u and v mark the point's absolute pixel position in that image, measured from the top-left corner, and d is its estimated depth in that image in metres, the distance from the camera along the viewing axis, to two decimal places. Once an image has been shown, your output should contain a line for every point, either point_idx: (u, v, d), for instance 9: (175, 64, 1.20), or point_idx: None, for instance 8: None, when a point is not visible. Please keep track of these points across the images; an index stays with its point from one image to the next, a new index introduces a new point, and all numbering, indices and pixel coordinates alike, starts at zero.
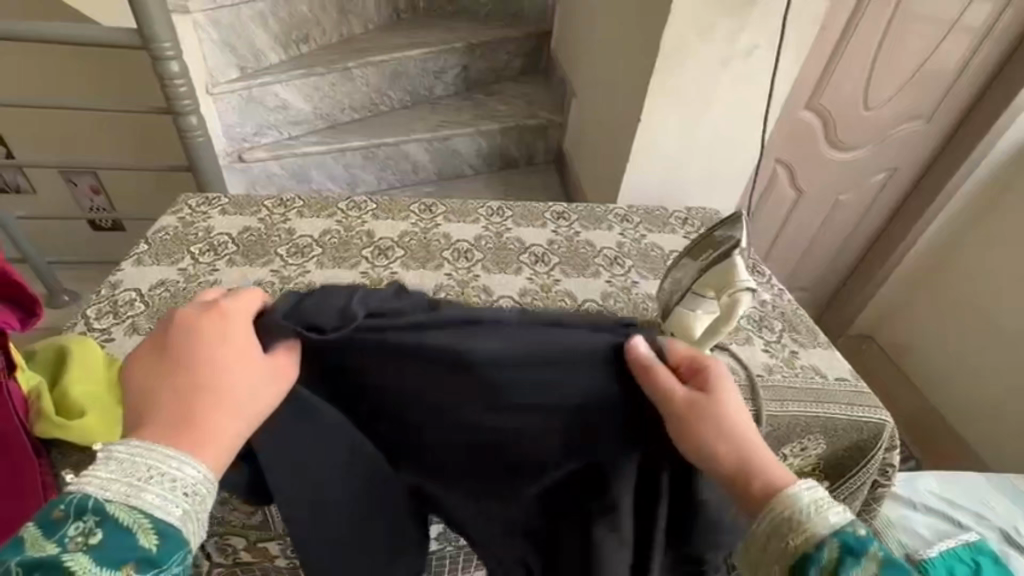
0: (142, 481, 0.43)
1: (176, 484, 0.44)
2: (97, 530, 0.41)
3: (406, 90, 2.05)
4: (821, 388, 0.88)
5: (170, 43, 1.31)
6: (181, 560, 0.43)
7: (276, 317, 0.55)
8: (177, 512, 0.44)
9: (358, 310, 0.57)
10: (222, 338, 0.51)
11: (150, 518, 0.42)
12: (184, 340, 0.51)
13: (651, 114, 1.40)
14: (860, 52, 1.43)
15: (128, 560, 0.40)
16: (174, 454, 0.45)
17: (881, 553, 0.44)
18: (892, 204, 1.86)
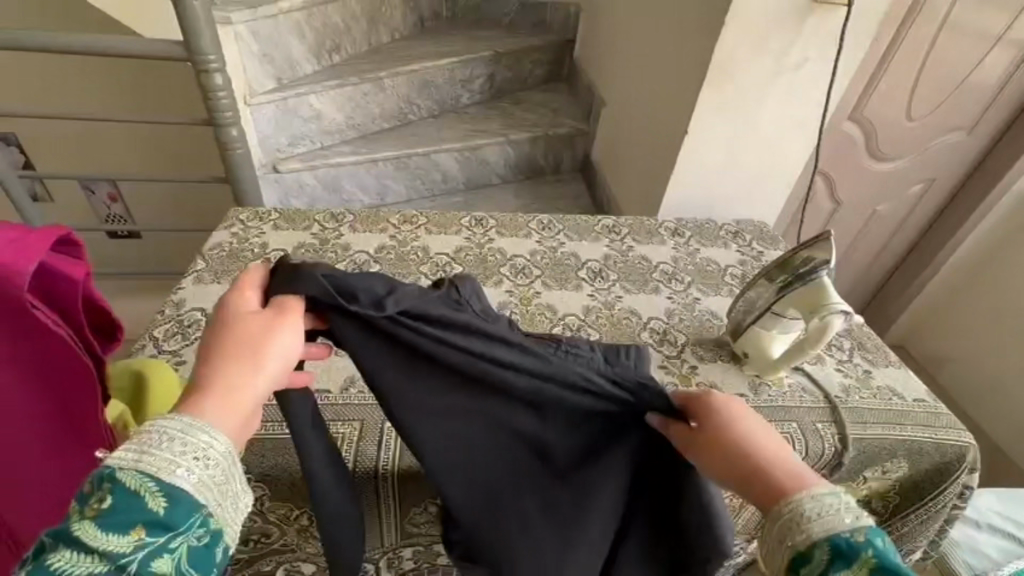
0: (155, 449, 0.44)
1: (190, 451, 0.44)
2: (108, 495, 0.41)
3: (434, 99, 2.03)
4: (901, 409, 0.87)
5: (215, 55, 1.30)
6: (194, 523, 0.43)
7: (312, 274, 0.55)
8: (188, 475, 0.44)
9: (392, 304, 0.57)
10: (273, 324, 0.52)
11: (159, 482, 0.42)
12: (237, 315, 0.52)
13: (698, 126, 1.39)
14: (907, 64, 1.43)
15: (138, 523, 0.40)
16: (201, 426, 0.46)
17: (877, 557, 0.43)
18: (929, 215, 1.84)
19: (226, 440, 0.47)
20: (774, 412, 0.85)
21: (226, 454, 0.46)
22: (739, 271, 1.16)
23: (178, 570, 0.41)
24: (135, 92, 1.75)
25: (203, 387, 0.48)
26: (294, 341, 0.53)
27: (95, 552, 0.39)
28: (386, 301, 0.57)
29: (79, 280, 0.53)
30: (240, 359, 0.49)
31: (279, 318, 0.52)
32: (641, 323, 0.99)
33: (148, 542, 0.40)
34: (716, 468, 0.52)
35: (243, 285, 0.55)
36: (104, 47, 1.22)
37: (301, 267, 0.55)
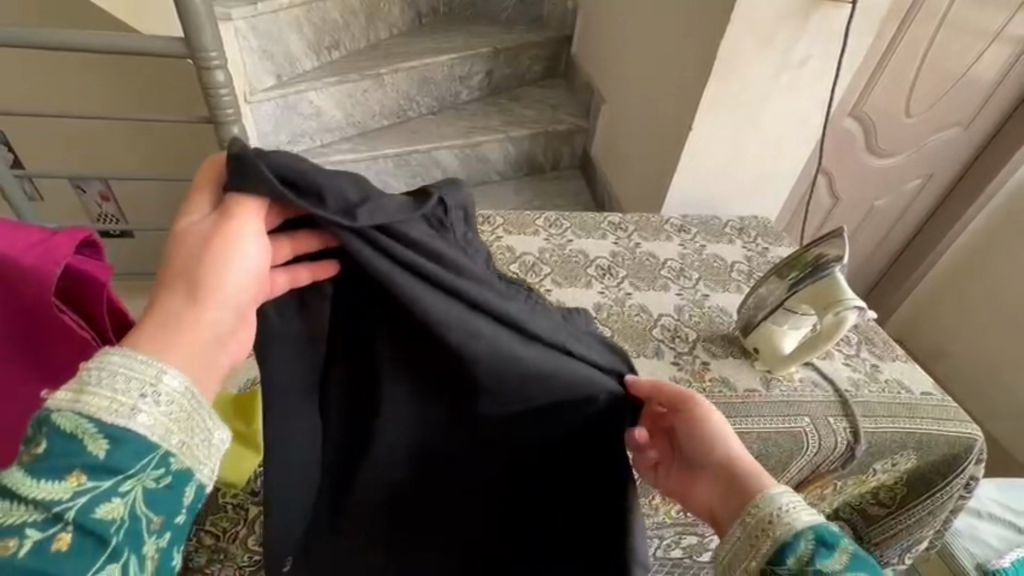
0: (94, 388, 0.41)
1: (133, 389, 0.42)
2: (45, 440, 0.39)
3: (433, 96, 2.02)
4: (910, 403, 0.89)
5: (216, 52, 1.28)
6: (145, 464, 0.41)
7: (255, 169, 0.47)
8: (135, 416, 0.42)
9: (360, 216, 0.50)
10: (223, 234, 0.49)
11: (96, 425, 0.40)
12: (187, 230, 0.50)
13: (701, 122, 1.40)
14: (906, 60, 1.44)
15: (75, 469, 0.39)
16: (144, 355, 0.45)
17: (851, 547, 0.47)
18: (926, 209, 1.87)
19: (177, 372, 0.45)
20: (787, 407, 0.86)
21: (182, 390, 0.44)
22: (745, 267, 1.17)
23: (129, 512, 0.40)
24: (131, 90, 1.73)
25: (157, 310, 0.48)
26: (250, 252, 0.50)
27: (30, 501, 0.38)
28: (353, 221, 0.50)
29: (105, 285, 0.53)
30: (191, 281, 0.48)
31: (228, 226, 0.49)
32: (652, 320, 1.00)
33: (88, 488, 0.39)
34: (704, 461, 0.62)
35: (196, 193, 0.52)
36: (103, 43, 1.20)
37: (244, 155, 0.48)
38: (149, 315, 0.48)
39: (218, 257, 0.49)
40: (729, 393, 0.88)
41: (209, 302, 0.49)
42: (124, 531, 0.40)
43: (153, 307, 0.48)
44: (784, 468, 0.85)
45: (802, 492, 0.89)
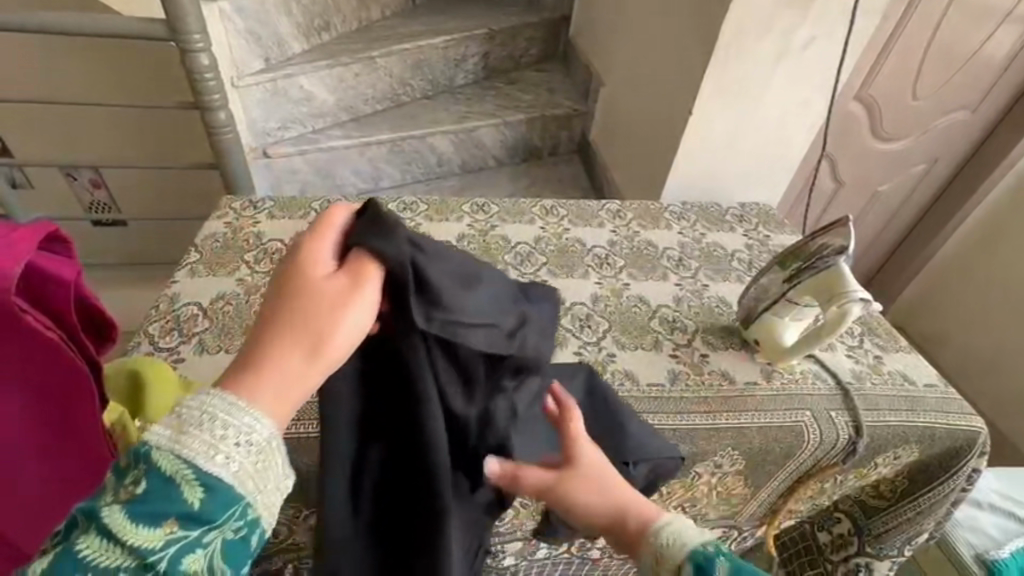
0: (198, 430, 0.40)
1: (232, 435, 0.40)
2: (144, 480, 0.38)
3: (427, 79, 1.97)
4: (913, 395, 0.87)
5: (200, 34, 1.24)
6: (233, 516, 0.39)
7: (397, 248, 0.49)
8: (227, 462, 0.40)
9: (432, 321, 0.52)
10: (352, 297, 0.46)
11: (193, 470, 0.38)
12: (312, 279, 0.46)
13: (703, 106, 1.36)
14: (914, 41, 1.40)
15: (169, 515, 0.37)
16: (251, 411, 0.41)
17: (727, 564, 0.50)
18: (930, 194, 1.84)
19: (276, 427, 0.42)
20: (790, 400, 0.84)
21: (271, 439, 0.42)
22: (745, 256, 1.14)
23: (209, 566, 0.39)
24: (116, 76, 1.68)
25: (267, 365, 0.43)
26: (369, 320, 0.47)
27: (123, 546, 0.36)
28: (428, 322, 0.52)
29: (71, 282, 0.53)
30: (308, 340, 0.44)
31: (357, 290, 0.47)
32: (651, 311, 0.98)
33: (179, 537, 0.37)
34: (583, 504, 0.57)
35: (320, 239, 0.49)
36: (81, 26, 1.16)
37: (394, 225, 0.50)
38: (260, 371, 0.43)
39: (338, 319, 0.45)
40: (729, 387, 0.86)
41: (327, 370, 0.45)
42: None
43: (261, 359, 0.43)
44: (787, 461, 0.84)
45: (801, 485, 0.88)
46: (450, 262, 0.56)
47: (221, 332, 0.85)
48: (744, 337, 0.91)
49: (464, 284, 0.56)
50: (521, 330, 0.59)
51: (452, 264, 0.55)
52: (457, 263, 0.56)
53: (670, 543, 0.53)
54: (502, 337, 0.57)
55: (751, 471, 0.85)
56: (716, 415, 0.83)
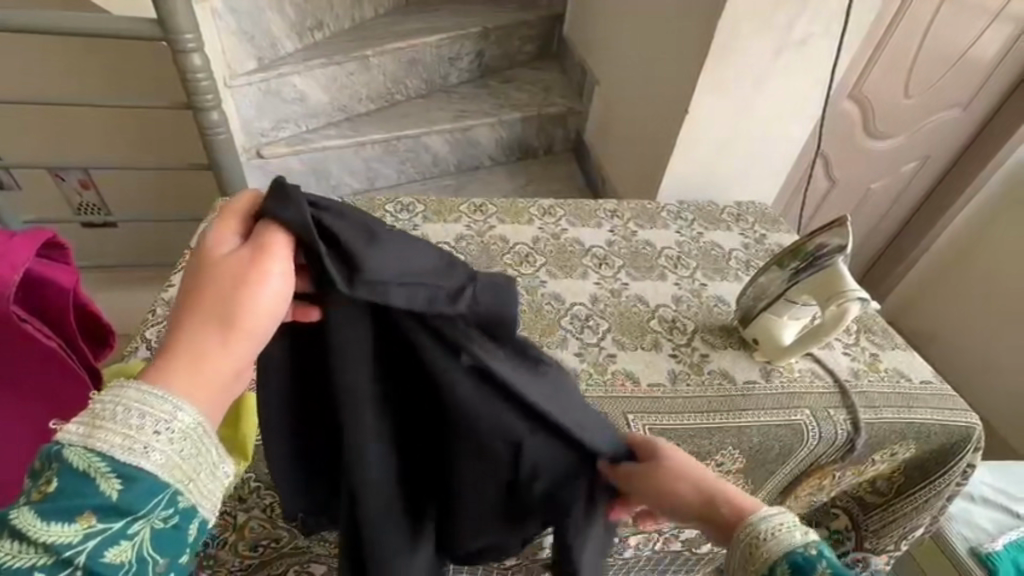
0: (112, 422, 0.40)
1: (149, 423, 0.40)
2: (55, 477, 0.37)
3: (421, 78, 1.96)
4: (909, 391, 0.88)
5: (192, 34, 1.22)
6: (157, 506, 0.39)
7: (286, 217, 0.48)
8: (150, 453, 0.40)
9: (353, 284, 0.49)
10: (261, 269, 0.45)
11: (107, 462, 0.38)
12: (218, 260, 0.46)
13: (700, 103, 1.36)
14: (907, 40, 1.41)
15: (85, 510, 0.37)
16: (167, 396, 0.41)
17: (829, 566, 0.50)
18: (921, 191, 1.86)
19: (196, 410, 0.42)
20: (791, 400, 0.85)
21: (194, 425, 0.42)
22: (743, 255, 1.14)
23: (137, 557, 0.38)
24: (105, 74, 1.65)
25: (180, 350, 0.43)
26: (284, 292, 0.46)
27: (37, 544, 0.36)
28: (346, 285, 0.49)
29: (69, 288, 0.52)
30: (217, 318, 0.44)
31: (264, 261, 0.46)
32: (649, 310, 0.98)
33: (99, 531, 0.37)
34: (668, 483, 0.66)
35: (228, 219, 0.49)
36: (70, 23, 1.14)
37: (286, 192, 0.49)
38: (172, 354, 0.43)
39: (246, 292, 0.45)
40: (729, 385, 0.86)
41: (248, 347, 0.45)
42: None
43: (172, 343, 0.44)
44: (785, 459, 0.85)
45: (801, 482, 0.88)
46: (367, 223, 0.52)
47: None
48: (742, 336, 0.92)
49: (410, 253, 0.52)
50: (468, 284, 0.53)
51: (369, 226, 0.52)
52: (378, 225, 0.52)
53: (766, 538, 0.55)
54: (443, 297, 0.52)
55: (752, 467, 0.85)
56: (716, 415, 0.83)
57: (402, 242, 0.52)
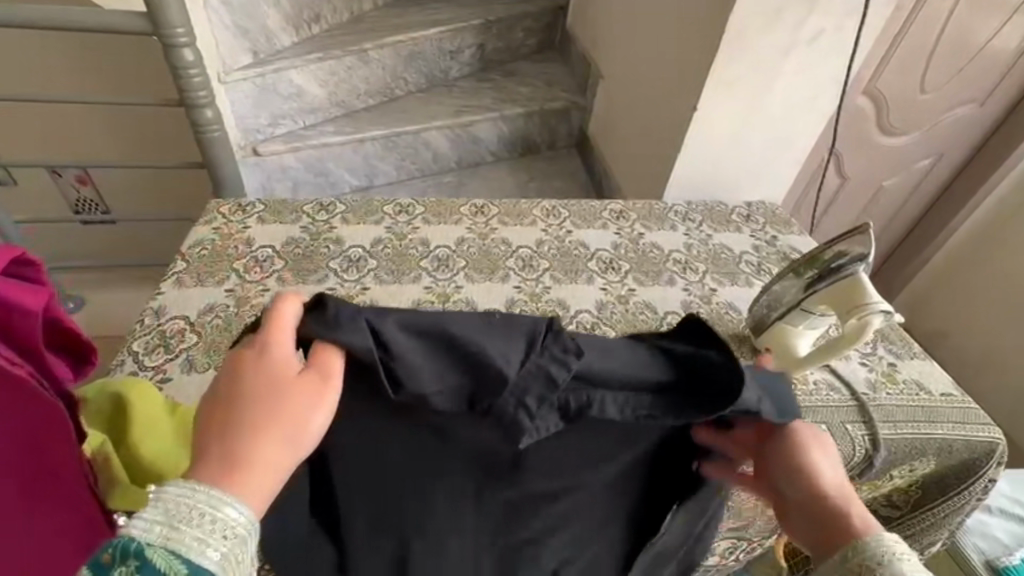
0: (183, 523, 0.40)
1: (215, 526, 0.41)
2: (136, 574, 0.38)
3: (421, 72, 1.91)
4: (929, 405, 0.84)
5: (183, 28, 1.18)
6: None
7: (354, 332, 0.48)
8: (215, 551, 0.40)
9: (406, 391, 0.50)
10: (317, 394, 0.46)
11: (183, 562, 0.39)
12: (275, 378, 0.46)
13: (709, 101, 1.32)
14: (925, 33, 1.36)
15: None
16: (229, 504, 0.41)
17: None
18: (934, 188, 1.81)
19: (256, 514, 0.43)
20: (806, 414, 0.80)
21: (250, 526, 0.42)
22: (754, 258, 1.10)
23: None
24: (95, 71, 1.61)
25: (241, 458, 0.43)
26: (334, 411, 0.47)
27: None
28: (396, 390, 0.50)
29: (37, 312, 0.48)
30: (288, 441, 0.45)
31: (324, 386, 0.47)
32: (658, 318, 0.94)
33: None
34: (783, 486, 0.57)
35: (280, 332, 0.48)
36: (54, 18, 1.09)
37: (340, 314, 0.49)
38: (245, 468, 0.42)
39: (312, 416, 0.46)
40: None
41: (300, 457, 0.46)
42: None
43: (237, 460, 0.43)
44: None
45: None
46: (425, 318, 0.52)
47: (207, 348, 0.81)
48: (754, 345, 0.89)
49: (484, 356, 0.50)
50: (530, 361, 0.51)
51: (434, 320, 0.52)
52: (439, 322, 0.52)
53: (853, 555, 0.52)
54: (496, 387, 0.50)
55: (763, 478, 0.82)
56: None
57: (463, 339, 0.51)
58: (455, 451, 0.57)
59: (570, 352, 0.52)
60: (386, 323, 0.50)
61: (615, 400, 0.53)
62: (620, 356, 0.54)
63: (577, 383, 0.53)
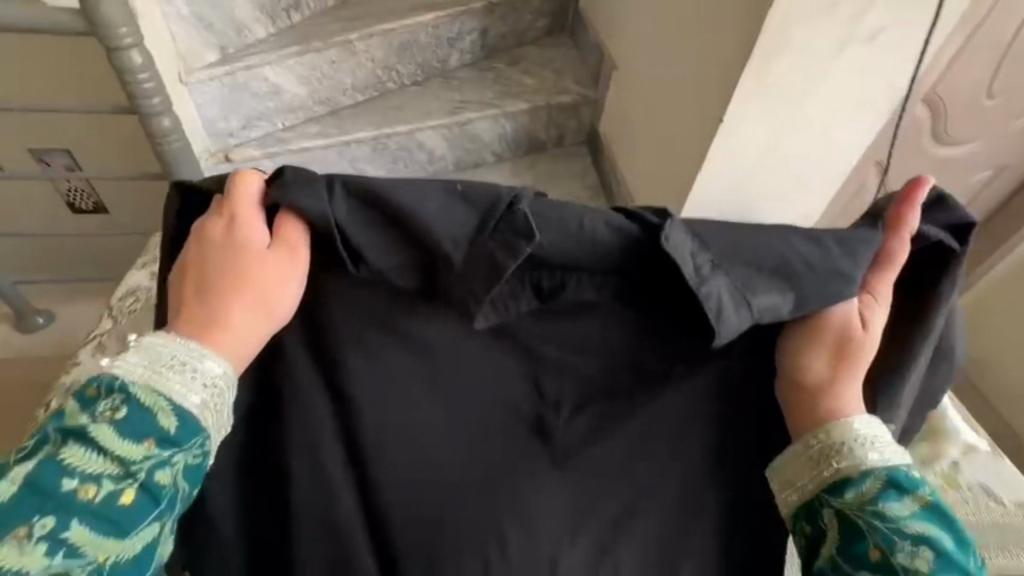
0: (167, 371, 0.60)
1: (196, 375, 0.61)
2: (121, 407, 0.57)
3: (415, 63, 1.72)
4: (995, 521, 1.01)
5: (127, 27, 1.03)
6: (195, 440, 0.60)
7: (319, 210, 0.63)
8: (192, 400, 0.60)
9: (360, 267, 0.67)
10: (280, 264, 0.65)
11: (166, 403, 0.59)
12: (247, 251, 0.64)
13: (750, 103, 1.12)
14: (1000, 31, 1.15)
15: (149, 437, 0.57)
16: (209, 356, 0.62)
17: (927, 495, 0.63)
18: (991, 202, 1.60)
19: (223, 365, 0.62)
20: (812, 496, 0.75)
21: (226, 376, 0.63)
22: None
23: (173, 479, 0.59)
24: (48, 73, 1.43)
25: (227, 315, 0.63)
26: (296, 277, 0.66)
27: (105, 458, 0.56)
28: (355, 267, 0.67)
29: None
30: (258, 307, 0.64)
31: (293, 257, 0.65)
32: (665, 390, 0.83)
33: (154, 452, 0.57)
34: (820, 368, 0.69)
35: (247, 206, 0.66)
36: None
37: (303, 192, 0.63)
38: (225, 326, 0.63)
39: (262, 271, 0.64)
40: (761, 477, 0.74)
41: (273, 319, 0.66)
42: (159, 501, 0.58)
43: (215, 322, 0.63)
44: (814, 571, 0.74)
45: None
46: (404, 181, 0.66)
47: None
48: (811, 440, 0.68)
49: (433, 242, 0.64)
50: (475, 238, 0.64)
51: (410, 200, 0.64)
52: (409, 189, 0.65)
53: (847, 453, 0.65)
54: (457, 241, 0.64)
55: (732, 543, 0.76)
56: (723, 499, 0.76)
57: (416, 211, 0.64)
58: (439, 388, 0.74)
59: (526, 231, 0.63)
60: (334, 190, 0.65)
61: (550, 276, 0.70)
62: (591, 244, 0.67)
63: (533, 264, 0.68)
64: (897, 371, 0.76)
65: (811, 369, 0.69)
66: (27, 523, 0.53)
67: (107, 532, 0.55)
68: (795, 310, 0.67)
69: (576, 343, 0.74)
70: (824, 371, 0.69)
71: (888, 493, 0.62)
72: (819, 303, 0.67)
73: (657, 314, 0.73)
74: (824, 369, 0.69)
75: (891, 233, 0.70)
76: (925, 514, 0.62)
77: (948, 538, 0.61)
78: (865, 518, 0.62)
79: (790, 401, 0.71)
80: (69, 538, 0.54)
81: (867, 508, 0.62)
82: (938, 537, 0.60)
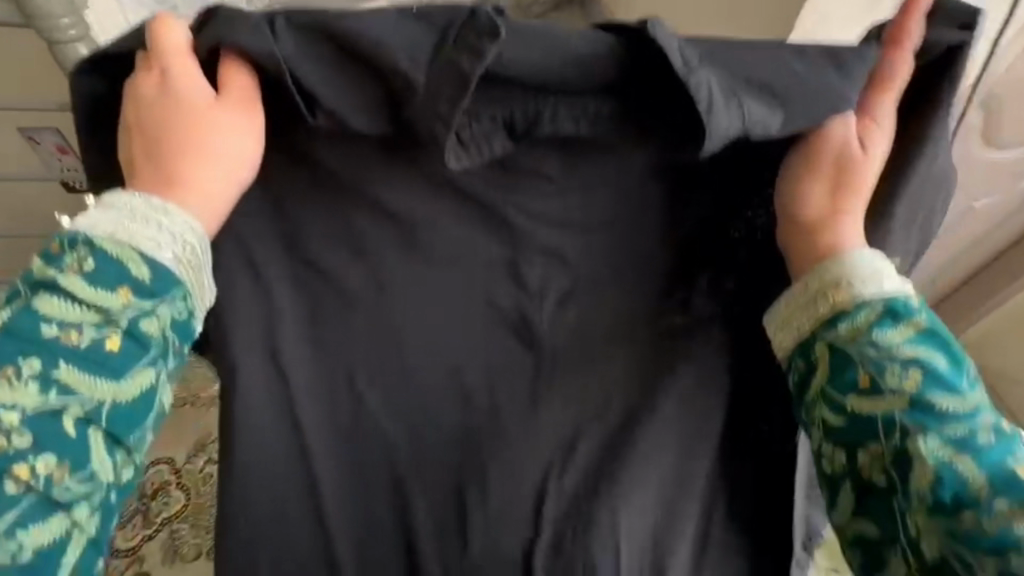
0: (138, 225, 0.65)
1: (163, 224, 0.66)
2: (88, 260, 0.64)
3: None
4: None
5: (69, 17, 0.92)
6: (172, 291, 0.66)
7: (248, 38, 0.65)
8: (164, 255, 0.66)
9: (330, 111, 0.68)
10: (224, 102, 0.68)
11: (135, 254, 0.65)
12: (186, 102, 0.68)
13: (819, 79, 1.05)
14: None
15: (121, 286, 0.64)
16: (174, 212, 0.67)
17: (921, 321, 0.68)
18: None
19: (189, 218, 0.68)
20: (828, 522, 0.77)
21: (191, 231, 0.68)
22: None
23: (163, 329, 0.65)
24: None
25: (186, 158, 0.69)
26: (242, 124, 0.69)
27: (85, 305, 0.63)
28: (312, 113, 0.69)
29: None
30: (219, 164, 0.69)
31: (229, 96, 0.68)
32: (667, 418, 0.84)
33: (131, 299, 0.64)
34: (817, 200, 0.75)
35: (182, 54, 0.68)
36: None
37: (253, 23, 0.65)
38: (184, 180, 0.68)
39: (220, 139, 0.69)
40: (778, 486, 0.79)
41: (240, 158, 0.70)
42: (141, 349, 0.64)
43: (177, 180, 0.68)
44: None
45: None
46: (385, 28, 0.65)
47: None
48: (808, 286, 0.74)
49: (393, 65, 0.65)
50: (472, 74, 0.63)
51: (374, 20, 0.65)
52: (377, 24, 0.65)
53: (851, 283, 0.70)
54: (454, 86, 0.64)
55: (680, 515, 0.86)
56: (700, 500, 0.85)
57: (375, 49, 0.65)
58: (442, 376, 0.83)
59: (490, 31, 0.62)
60: (278, 28, 0.66)
61: (559, 115, 0.72)
62: (575, 58, 0.66)
63: (533, 100, 0.70)
64: (903, 186, 0.79)
65: (810, 196, 0.75)
66: (16, 363, 0.60)
67: (91, 373, 0.62)
68: (781, 129, 0.69)
69: (572, 212, 0.80)
70: (817, 212, 0.75)
71: (906, 325, 0.68)
72: (807, 118, 0.69)
73: (652, 122, 0.74)
74: (822, 196, 0.75)
75: (892, 49, 0.72)
76: (920, 337, 0.67)
77: (943, 366, 0.66)
78: (874, 355, 0.67)
79: (789, 243, 0.77)
80: (58, 377, 0.61)
81: (865, 334, 0.68)
82: (941, 367, 0.66)
